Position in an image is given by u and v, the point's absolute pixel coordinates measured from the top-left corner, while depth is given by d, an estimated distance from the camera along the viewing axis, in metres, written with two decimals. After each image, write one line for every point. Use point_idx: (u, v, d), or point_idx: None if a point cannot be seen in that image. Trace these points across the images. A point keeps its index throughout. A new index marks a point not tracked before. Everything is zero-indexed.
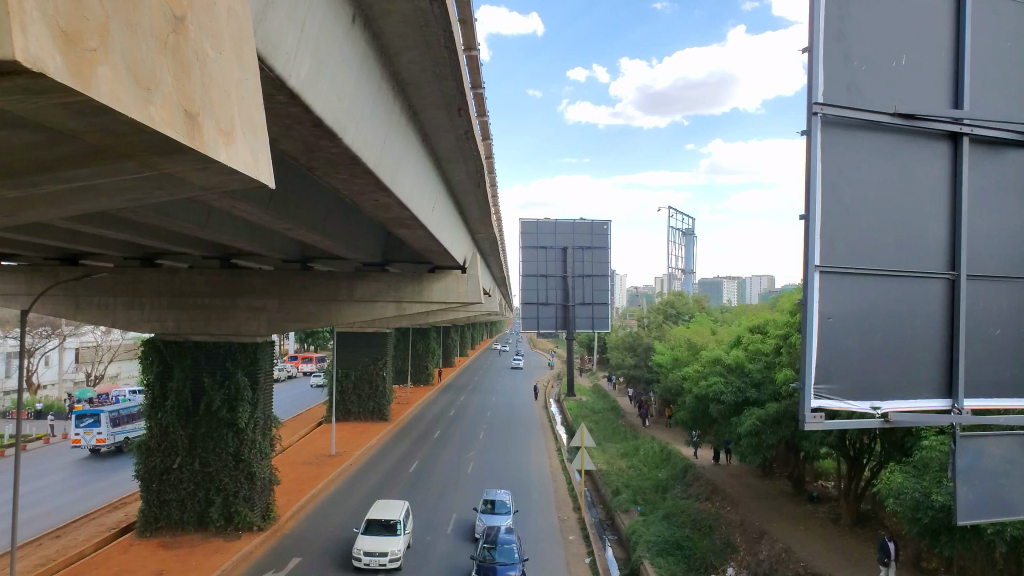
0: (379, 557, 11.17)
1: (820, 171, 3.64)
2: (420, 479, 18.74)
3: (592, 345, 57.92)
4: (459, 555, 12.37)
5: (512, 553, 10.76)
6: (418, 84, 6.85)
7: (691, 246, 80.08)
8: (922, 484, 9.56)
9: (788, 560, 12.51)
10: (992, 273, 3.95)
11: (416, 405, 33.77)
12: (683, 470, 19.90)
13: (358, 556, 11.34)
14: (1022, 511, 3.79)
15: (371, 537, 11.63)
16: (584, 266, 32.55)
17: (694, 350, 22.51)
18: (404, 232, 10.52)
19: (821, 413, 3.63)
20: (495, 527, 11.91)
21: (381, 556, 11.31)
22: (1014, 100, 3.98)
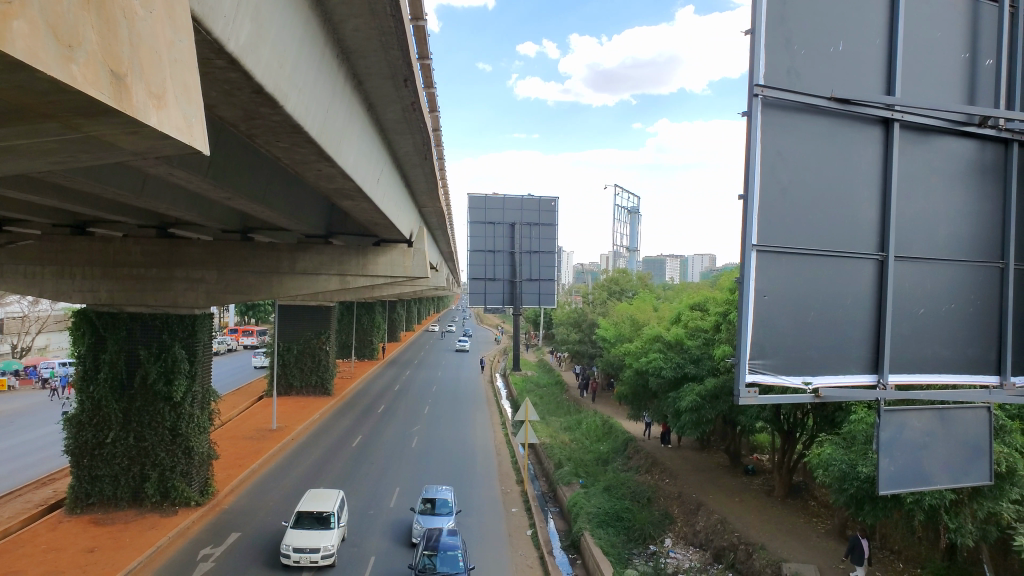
0: (310, 553, 10.32)
1: (760, 153, 3.69)
2: (364, 453, 18.70)
3: (538, 320, 58.44)
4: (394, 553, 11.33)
5: (456, 562, 10.07)
6: (364, 53, 6.69)
7: (635, 225, 81.30)
8: (849, 456, 10.01)
9: (723, 531, 12.94)
10: (918, 254, 4.11)
11: (360, 380, 33.52)
12: (623, 443, 20.39)
13: (286, 552, 10.45)
14: (939, 481, 4.00)
15: (301, 532, 10.74)
16: (532, 242, 32.62)
17: (636, 325, 22.95)
18: (348, 204, 10.34)
19: (755, 388, 3.71)
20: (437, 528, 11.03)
21: (312, 552, 10.44)
22: (941, 90, 4.13)
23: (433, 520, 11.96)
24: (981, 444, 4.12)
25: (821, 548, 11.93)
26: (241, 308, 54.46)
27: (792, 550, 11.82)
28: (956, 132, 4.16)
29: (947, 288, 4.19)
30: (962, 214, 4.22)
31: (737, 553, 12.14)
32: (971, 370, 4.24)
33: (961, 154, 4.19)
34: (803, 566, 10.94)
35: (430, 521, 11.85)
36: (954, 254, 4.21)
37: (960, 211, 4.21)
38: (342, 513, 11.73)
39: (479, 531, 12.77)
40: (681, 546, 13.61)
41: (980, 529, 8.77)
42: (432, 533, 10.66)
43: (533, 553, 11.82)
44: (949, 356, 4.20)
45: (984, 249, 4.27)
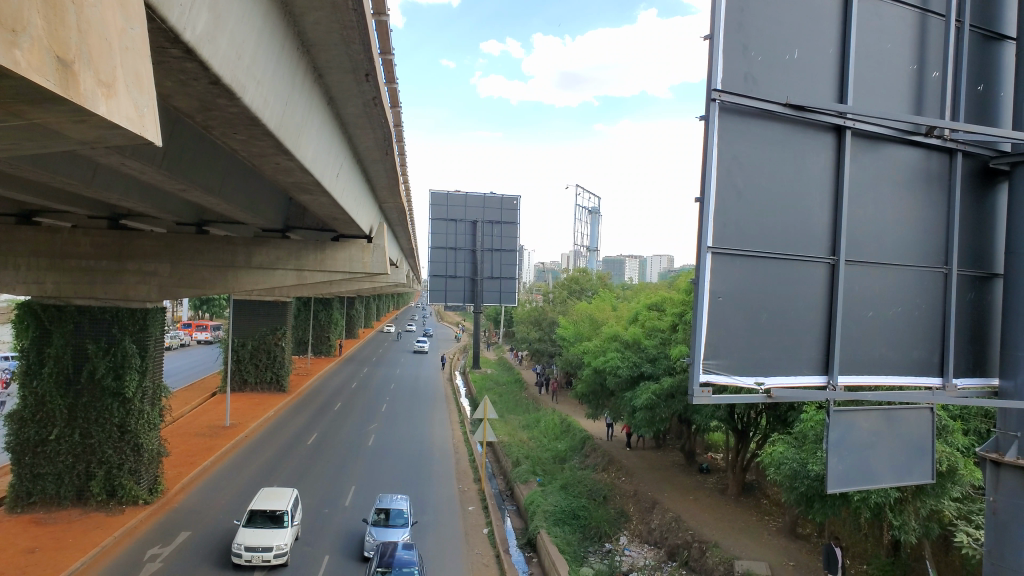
0: (262, 553, 10.15)
1: (717, 157, 3.75)
2: (319, 452, 18.47)
3: (499, 318, 58.55)
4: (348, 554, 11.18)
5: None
6: (325, 47, 6.60)
7: (596, 226, 81.85)
8: (800, 455, 10.26)
9: (678, 529, 13.14)
10: (867, 259, 4.23)
11: (316, 378, 33.04)
12: (581, 442, 20.54)
13: (237, 551, 10.24)
14: (884, 479, 4.11)
15: (253, 530, 10.55)
16: (494, 240, 32.59)
17: (595, 325, 23.13)
18: (306, 198, 10.19)
19: (709, 388, 3.76)
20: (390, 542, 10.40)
21: (264, 552, 10.27)
22: (891, 100, 4.26)
23: (386, 534, 11.16)
24: (925, 444, 4.26)
25: (771, 546, 12.20)
26: (197, 302, 53.35)
27: (743, 548, 12.04)
28: (904, 140, 4.29)
29: (893, 291, 4.32)
30: (909, 221, 4.35)
31: (691, 550, 12.33)
32: (916, 372, 4.37)
33: (909, 162, 4.33)
34: (755, 564, 11.15)
35: (383, 535, 11.06)
36: (900, 259, 4.34)
37: (907, 217, 4.34)
38: (296, 512, 11.56)
39: (435, 530, 12.73)
40: (636, 544, 13.77)
41: (923, 526, 9.07)
42: (386, 548, 10.05)
43: (489, 552, 11.83)
44: (895, 358, 4.33)
45: (930, 255, 4.40)
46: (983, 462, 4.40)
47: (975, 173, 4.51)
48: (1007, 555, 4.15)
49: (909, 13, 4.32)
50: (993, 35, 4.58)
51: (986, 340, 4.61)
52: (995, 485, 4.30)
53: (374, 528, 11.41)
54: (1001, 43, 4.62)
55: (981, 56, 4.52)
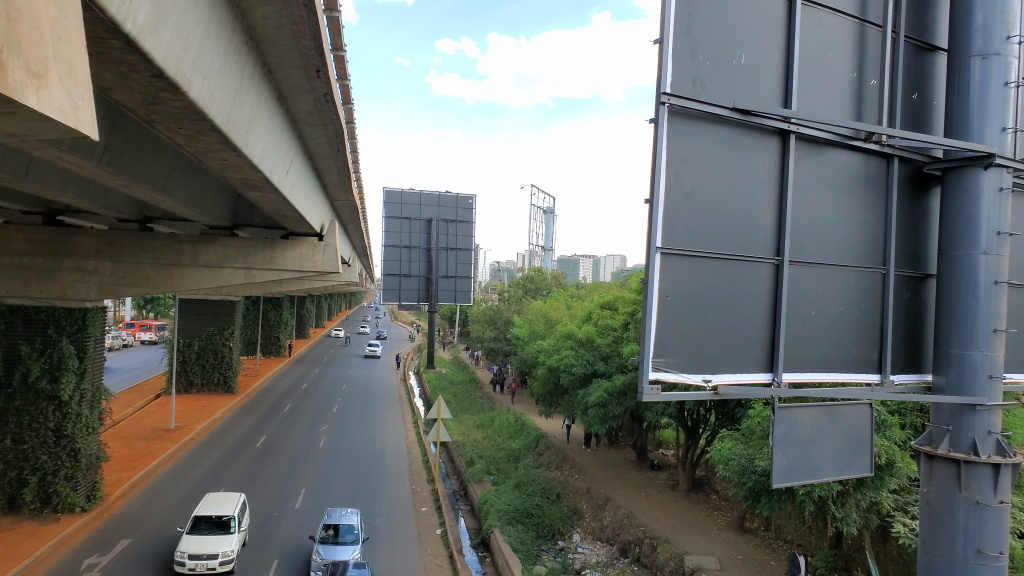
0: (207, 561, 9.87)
1: (666, 160, 3.81)
2: (268, 454, 18.13)
3: (453, 317, 58.33)
4: (297, 559, 10.99)
5: None
6: (274, 42, 6.48)
7: (550, 226, 82.21)
8: (747, 451, 10.49)
9: (629, 525, 13.31)
10: (811, 259, 4.35)
11: (266, 379, 32.44)
12: (535, 440, 20.61)
13: (181, 560, 9.96)
14: (826, 473, 4.23)
15: (198, 539, 10.26)
16: (449, 239, 32.47)
17: (550, 324, 23.25)
18: (255, 195, 9.99)
19: (658, 385, 3.82)
20: (339, 561, 10.01)
21: (210, 559, 9.99)
22: (832, 105, 4.39)
23: (335, 552, 10.40)
24: (864, 439, 4.40)
25: (720, 541, 12.44)
26: (141, 301, 51.77)
27: (693, 543, 12.27)
28: (845, 145, 4.43)
29: (835, 291, 4.45)
30: (849, 223, 4.49)
31: (642, 546, 12.50)
32: (857, 369, 4.52)
33: (850, 166, 4.47)
34: (704, 559, 11.36)
35: (331, 554, 10.28)
36: (841, 259, 4.47)
37: (847, 220, 4.49)
38: (243, 517, 11.33)
39: (387, 531, 12.64)
40: (589, 541, 13.91)
41: (863, 517, 9.34)
42: (335, 572, 9.52)
43: (442, 552, 11.79)
44: (838, 355, 4.46)
45: (869, 256, 4.56)
46: (918, 455, 4.58)
47: (911, 178, 4.69)
48: (939, 544, 4.33)
49: (849, 23, 4.46)
50: (927, 46, 4.77)
51: (921, 338, 4.80)
52: (929, 477, 4.47)
53: (322, 546, 10.65)
54: (934, 54, 4.81)
55: (916, 65, 4.70)
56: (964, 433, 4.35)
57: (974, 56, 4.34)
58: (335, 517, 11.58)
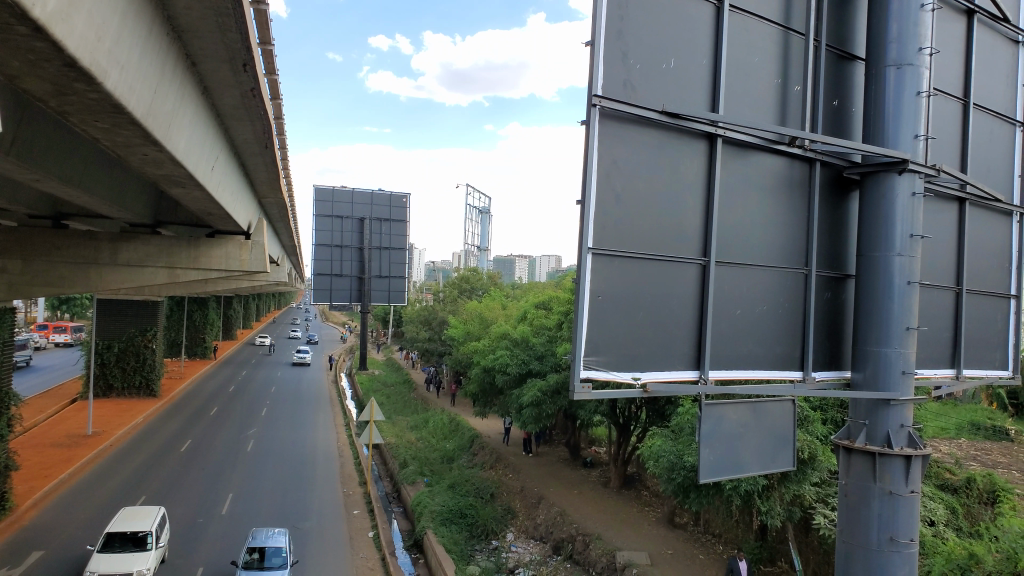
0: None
1: (597, 162, 3.83)
2: (193, 459, 17.50)
3: (387, 318, 57.53)
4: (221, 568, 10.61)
5: None
6: (198, 34, 6.22)
7: (485, 226, 82.26)
8: (677, 447, 10.73)
9: (562, 523, 13.45)
10: (735, 259, 4.45)
11: (191, 381, 31.33)
12: (469, 441, 20.55)
13: None
14: (749, 468, 4.34)
15: (109, 556, 9.76)
16: (382, 238, 32.03)
17: (485, 324, 23.23)
18: (178, 192, 9.61)
19: (589, 383, 3.82)
20: None
21: None
22: (758, 110, 4.50)
23: None
24: (786, 435, 4.53)
25: (651, 536, 12.69)
26: (54, 301, 49.10)
27: (624, 539, 12.47)
28: (770, 149, 4.55)
29: (759, 290, 4.57)
30: (772, 224, 4.61)
31: (575, 544, 12.65)
32: (779, 366, 4.65)
33: (774, 170, 4.60)
34: (635, 554, 11.54)
35: None
36: (765, 260, 4.59)
37: (771, 222, 4.61)
38: (162, 533, 10.75)
39: (317, 535, 12.36)
40: (522, 540, 13.96)
41: (787, 510, 9.65)
42: None
43: (374, 555, 11.60)
44: (762, 353, 4.58)
45: (791, 257, 4.69)
46: (837, 449, 4.73)
47: (830, 182, 4.85)
48: (856, 533, 4.49)
49: (774, 30, 4.58)
50: (847, 55, 4.94)
51: (841, 337, 4.98)
52: (847, 469, 4.64)
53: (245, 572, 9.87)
54: (854, 63, 4.99)
55: (835, 74, 4.87)
56: (878, 427, 4.54)
57: (890, 66, 4.53)
58: (260, 540, 10.61)
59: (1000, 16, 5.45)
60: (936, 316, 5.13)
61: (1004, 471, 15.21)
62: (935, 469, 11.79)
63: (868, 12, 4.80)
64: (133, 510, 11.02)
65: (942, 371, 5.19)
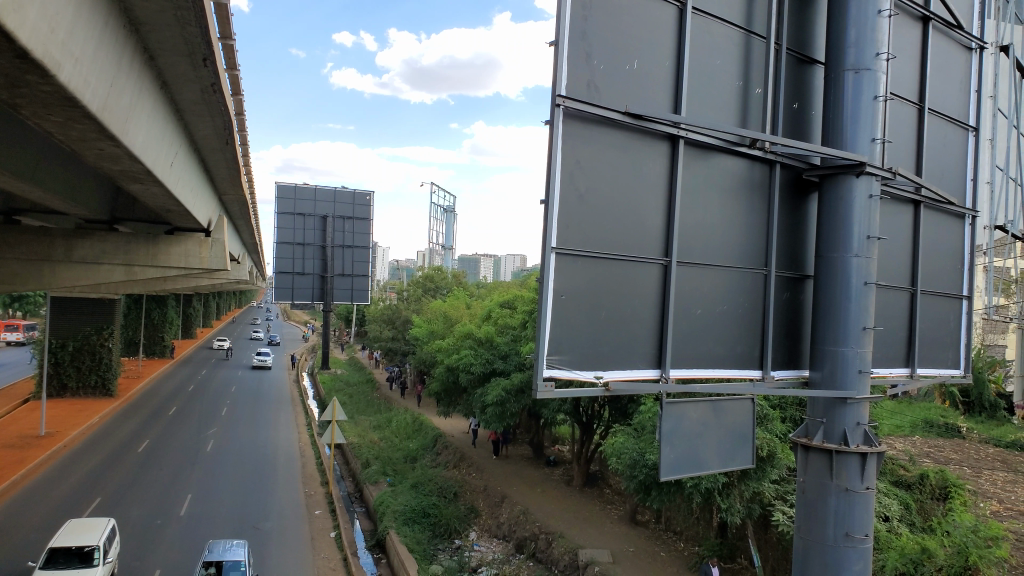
0: None
1: (560, 162, 3.82)
2: (151, 459, 17.09)
3: (350, 317, 56.90)
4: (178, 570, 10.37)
5: None
6: (156, 27, 6.06)
7: (450, 225, 81.94)
8: (638, 445, 10.79)
9: (525, 521, 13.47)
10: (696, 260, 4.48)
11: (149, 380, 30.63)
12: (432, 440, 20.46)
13: None
14: (710, 465, 4.38)
15: None
16: (345, 236, 31.64)
17: (449, 323, 23.14)
18: (136, 188, 9.38)
19: (551, 382, 3.81)
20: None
21: None
22: (719, 112, 4.55)
23: None
24: (745, 433, 4.58)
25: (612, 533, 12.78)
26: (5, 299, 47.50)
27: (586, 536, 12.53)
28: (731, 150, 4.59)
29: (719, 290, 4.61)
30: (733, 225, 4.66)
31: (538, 542, 12.69)
32: (739, 365, 4.70)
33: (735, 171, 4.65)
34: (597, 552, 11.60)
35: None
36: (726, 260, 4.64)
37: (731, 223, 4.65)
38: (112, 546, 9.99)
39: (278, 536, 12.16)
40: (485, 538, 13.96)
41: (747, 507, 9.78)
42: None
43: (336, 555, 11.46)
44: (723, 353, 4.62)
45: (751, 257, 4.75)
46: (796, 447, 4.80)
47: (789, 183, 4.92)
48: (813, 529, 4.56)
49: (735, 32, 4.63)
50: (806, 59, 5.02)
51: (799, 336, 5.06)
52: (804, 467, 4.71)
53: None
54: (813, 66, 5.08)
55: (796, 77, 4.95)
56: (835, 425, 4.62)
57: (848, 70, 4.62)
58: (218, 554, 9.98)
59: (954, 23, 5.59)
60: (892, 316, 5.24)
61: (956, 468, 15.66)
62: (889, 466, 12.07)
63: (827, 17, 4.88)
64: (81, 523, 10.22)
65: (897, 370, 5.32)
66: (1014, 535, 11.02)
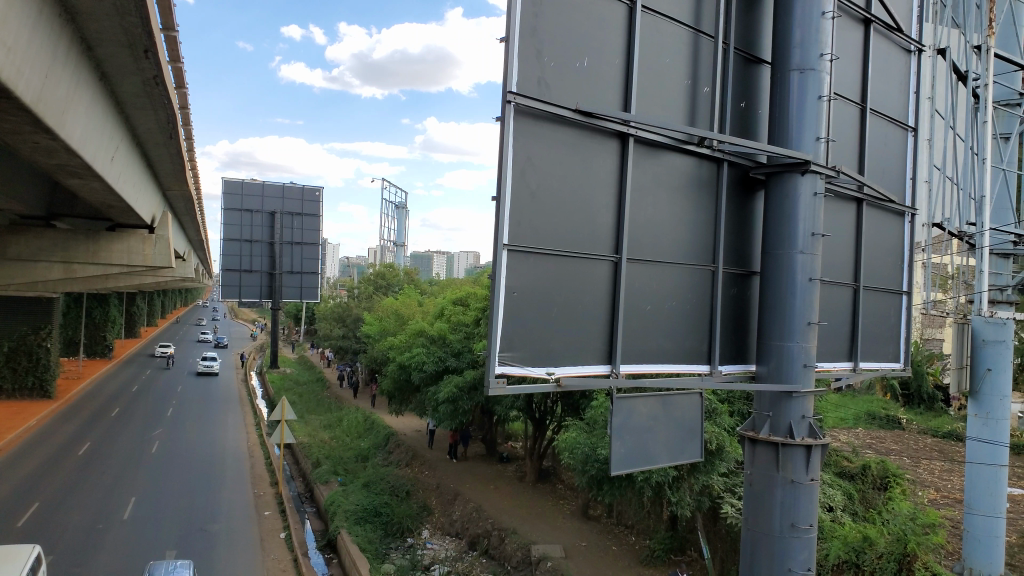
0: None
1: (511, 158, 3.79)
2: (92, 462, 16.52)
3: (299, 315, 55.82)
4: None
5: None
6: (94, 17, 5.80)
7: (402, 222, 81.18)
8: (590, 440, 10.81)
9: (478, 518, 13.45)
10: (646, 256, 4.51)
11: (90, 381, 29.56)
12: (384, 439, 20.24)
13: None
14: (660, 459, 4.41)
15: None
16: (294, 233, 30.92)
17: (400, 320, 22.91)
18: (74, 182, 9.04)
19: (504, 379, 3.78)
20: None
21: None
22: (668, 110, 4.59)
23: None
24: (694, 427, 4.63)
25: (565, 529, 12.84)
26: None
27: (539, 532, 12.56)
28: (679, 148, 4.63)
29: (668, 286, 4.65)
30: (681, 222, 4.70)
31: (490, 539, 12.69)
32: (687, 360, 4.76)
33: (683, 169, 4.69)
34: (550, 548, 11.64)
35: None
36: (675, 257, 4.68)
37: (680, 220, 4.70)
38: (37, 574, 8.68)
39: (225, 537, 11.86)
40: (438, 536, 13.89)
41: (696, 500, 9.92)
42: None
43: (287, 556, 11.24)
44: (671, 347, 4.67)
45: (699, 254, 4.80)
46: (743, 440, 4.88)
47: (736, 181, 4.99)
48: (760, 520, 4.65)
49: (684, 31, 4.67)
50: (753, 59, 5.10)
51: (746, 331, 5.13)
52: (751, 459, 4.79)
53: None
54: (760, 66, 5.16)
55: (742, 77, 5.02)
56: (781, 418, 4.72)
57: (794, 70, 4.70)
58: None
59: (894, 25, 5.75)
60: (835, 311, 5.38)
61: (895, 458, 16.23)
62: (834, 457, 12.38)
63: (773, 18, 4.96)
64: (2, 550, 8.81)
65: (839, 364, 5.46)
66: (949, 522, 11.50)
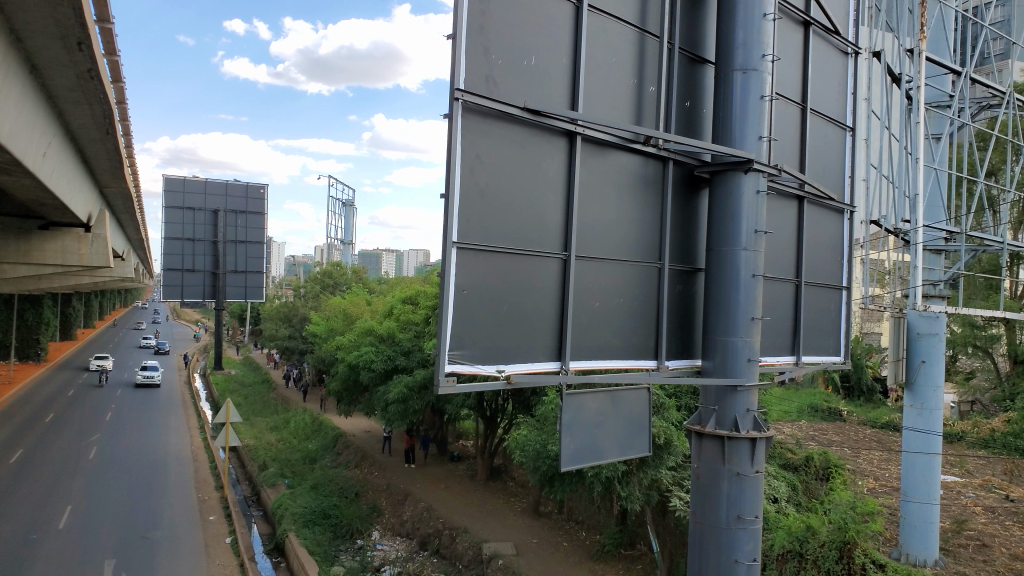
0: None
1: (459, 154, 3.75)
2: (25, 469, 15.82)
3: (245, 315, 54.59)
4: None
5: None
6: (22, 7, 5.52)
7: (351, 221, 80.11)
8: (542, 436, 10.85)
9: (429, 518, 13.37)
10: (594, 254, 4.53)
11: (22, 386, 28.29)
12: (332, 441, 19.92)
13: None
14: (609, 454, 4.44)
15: None
16: (237, 231, 30.24)
17: (349, 320, 22.61)
18: (2, 179, 8.65)
19: (454, 377, 3.74)
20: None
21: None
22: (616, 108, 4.61)
23: None
24: (642, 422, 4.67)
25: (517, 526, 12.85)
26: None
27: (490, 530, 12.55)
28: (626, 147, 4.66)
29: (616, 282, 4.67)
30: (628, 219, 4.73)
31: (442, 538, 12.62)
32: (635, 356, 4.80)
33: (630, 167, 4.73)
34: (501, 545, 11.63)
35: None
36: (623, 253, 4.72)
37: (628, 218, 4.73)
38: None
39: (167, 544, 11.49)
40: (388, 537, 13.75)
41: (646, 494, 10.03)
42: None
43: (232, 561, 10.95)
44: (620, 343, 4.71)
45: (646, 251, 4.85)
46: (690, 434, 4.95)
47: (682, 179, 5.05)
48: (707, 513, 4.72)
49: (630, 31, 4.69)
50: (697, 59, 5.16)
51: (692, 326, 5.21)
52: (698, 453, 4.86)
53: None
54: (704, 66, 5.23)
55: (687, 76, 5.08)
56: (727, 412, 4.80)
57: (737, 70, 4.78)
58: None
59: (831, 28, 5.91)
60: (778, 307, 5.50)
61: (836, 449, 16.77)
62: (779, 449, 12.70)
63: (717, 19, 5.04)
64: None
65: (783, 357, 5.59)
66: (887, 509, 11.95)
